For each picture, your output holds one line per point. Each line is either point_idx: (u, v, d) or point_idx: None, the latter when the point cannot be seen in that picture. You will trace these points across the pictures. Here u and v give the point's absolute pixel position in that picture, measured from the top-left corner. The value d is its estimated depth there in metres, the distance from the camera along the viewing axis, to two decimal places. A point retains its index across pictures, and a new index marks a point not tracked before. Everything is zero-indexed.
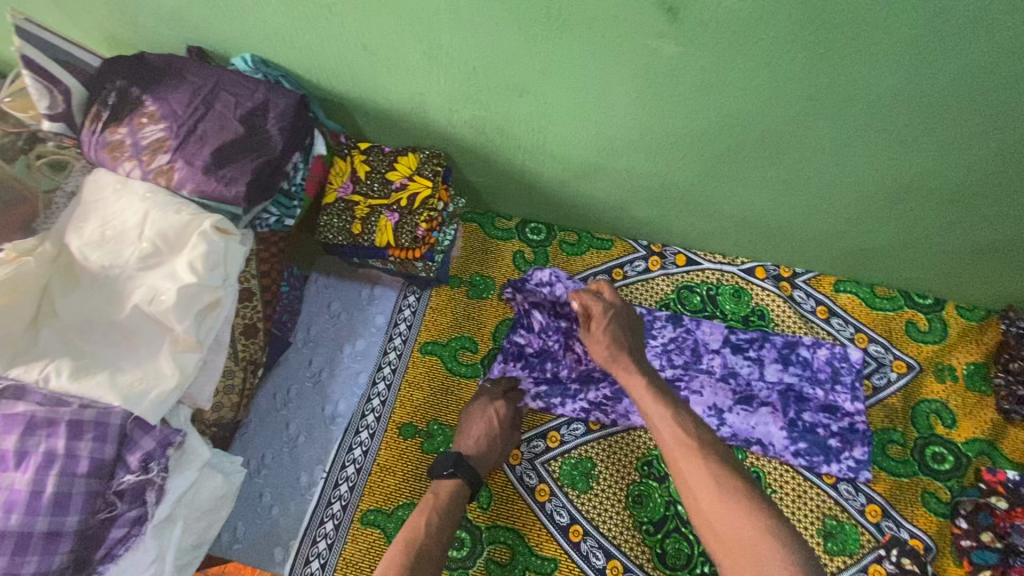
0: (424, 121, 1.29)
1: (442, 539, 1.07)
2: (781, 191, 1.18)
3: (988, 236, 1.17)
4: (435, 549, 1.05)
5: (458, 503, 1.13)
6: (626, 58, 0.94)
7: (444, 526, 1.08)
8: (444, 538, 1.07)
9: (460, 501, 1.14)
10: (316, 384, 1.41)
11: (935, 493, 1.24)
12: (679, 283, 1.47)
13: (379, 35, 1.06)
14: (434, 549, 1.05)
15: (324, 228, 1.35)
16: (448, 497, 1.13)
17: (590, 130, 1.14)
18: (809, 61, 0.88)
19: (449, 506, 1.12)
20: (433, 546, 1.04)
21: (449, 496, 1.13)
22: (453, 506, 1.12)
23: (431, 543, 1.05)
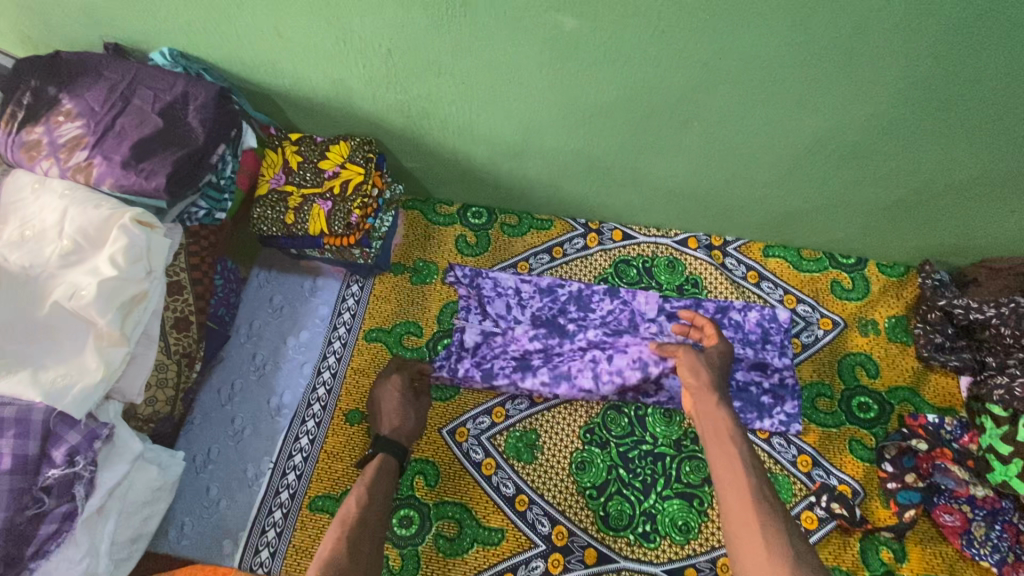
0: (351, 109, 1.30)
1: (377, 507, 1.08)
2: (698, 158, 1.24)
3: (890, 193, 1.24)
4: (373, 518, 1.06)
5: (388, 473, 1.15)
6: (529, 32, 0.99)
7: (376, 496, 1.09)
8: (378, 505, 1.08)
9: (391, 472, 1.16)
10: (261, 377, 1.40)
11: (861, 440, 1.31)
12: (616, 258, 1.53)
13: (293, 22, 1.08)
14: (371, 518, 1.06)
15: (257, 220, 1.35)
16: (377, 470, 1.15)
17: (510, 107, 1.18)
18: (697, 29, 0.93)
19: (381, 479, 1.14)
20: (368, 516, 1.05)
21: (377, 469, 1.15)
22: (383, 478, 1.14)
23: (367, 514, 1.06)
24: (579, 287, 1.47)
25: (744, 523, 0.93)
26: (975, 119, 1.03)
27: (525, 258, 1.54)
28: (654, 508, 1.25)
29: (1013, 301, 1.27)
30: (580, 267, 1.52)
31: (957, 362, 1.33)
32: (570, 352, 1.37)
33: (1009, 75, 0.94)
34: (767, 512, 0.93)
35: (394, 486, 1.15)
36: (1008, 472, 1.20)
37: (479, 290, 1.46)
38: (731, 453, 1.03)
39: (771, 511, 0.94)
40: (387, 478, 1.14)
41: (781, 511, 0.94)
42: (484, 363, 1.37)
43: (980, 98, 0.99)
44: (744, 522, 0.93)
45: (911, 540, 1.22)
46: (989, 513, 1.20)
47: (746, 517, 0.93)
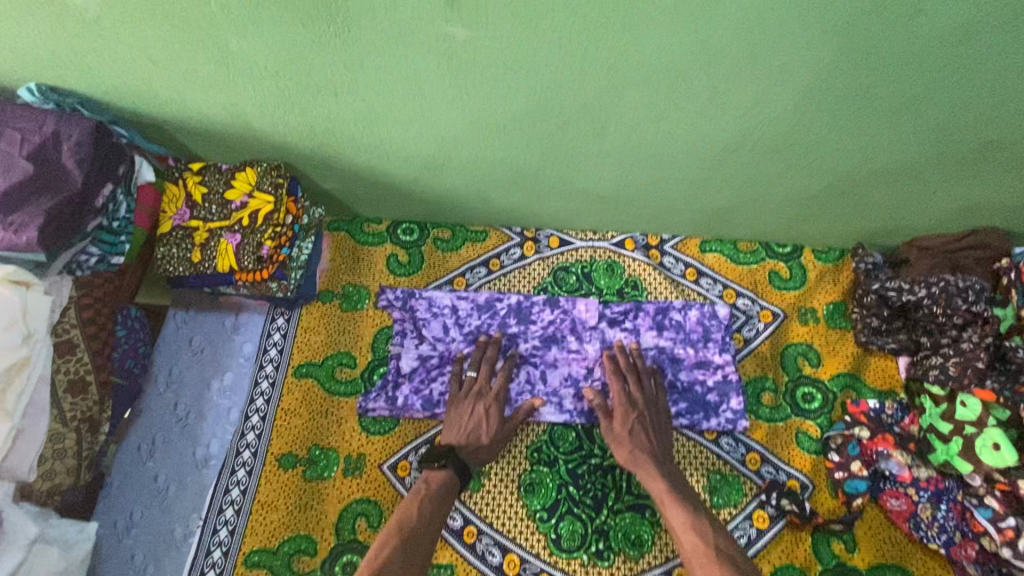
0: (252, 134, 1.21)
1: (431, 526, 1.08)
2: (621, 162, 1.20)
3: (817, 182, 1.22)
4: (425, 539, 1.06)
5: (448, 494, 1.15)
6: (421, 46, 0.92)
7: (433, 516, 1.10)
8: (433, 526, 1.09)
9: (452, 492, 1.16)
10: (184, 428, 1.31)
11: (807, 431, 1.30)
12: (554, 266, 1.48)
13: (165, 49, 0.99)
14: (424, 534, 1.06)
15: (162, 261, 1.26)
16: (441, 486, 1.15)
17: (421, 123, 1.12)
18: (593, 32, 0.88)
19: (441, 498, 1.14)
20: (423, 531, 1.06)
21: (440, 485, 1.15)
22: (444, 497, 1.14)
23: (421, 531, 1.06)
24: (517, 300, 1.41)
25: None
26: (887, 107, 1.01)
27: (461, 273, 1.47)
28: (607, 524, 1.22)
29: (943, 280, 1.27)
30: (519, 279, 1.47)
31: (895, 344, 1.33)
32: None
33: (913, 61, 0.92)
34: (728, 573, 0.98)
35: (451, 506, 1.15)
36: (949, 451, 1.22)
37: (412, 312, 1.40)
38: (680, 520, 1.08)
39: (732, 571, 0.98)
40: (446, 497, 1.14)
41: (741, 566, 1.00)
42: (424, 391, 1.33)
43: (889, 86, 0.97)
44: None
45: (861, 528, 1.22)
46: (934, 494, 1.21)
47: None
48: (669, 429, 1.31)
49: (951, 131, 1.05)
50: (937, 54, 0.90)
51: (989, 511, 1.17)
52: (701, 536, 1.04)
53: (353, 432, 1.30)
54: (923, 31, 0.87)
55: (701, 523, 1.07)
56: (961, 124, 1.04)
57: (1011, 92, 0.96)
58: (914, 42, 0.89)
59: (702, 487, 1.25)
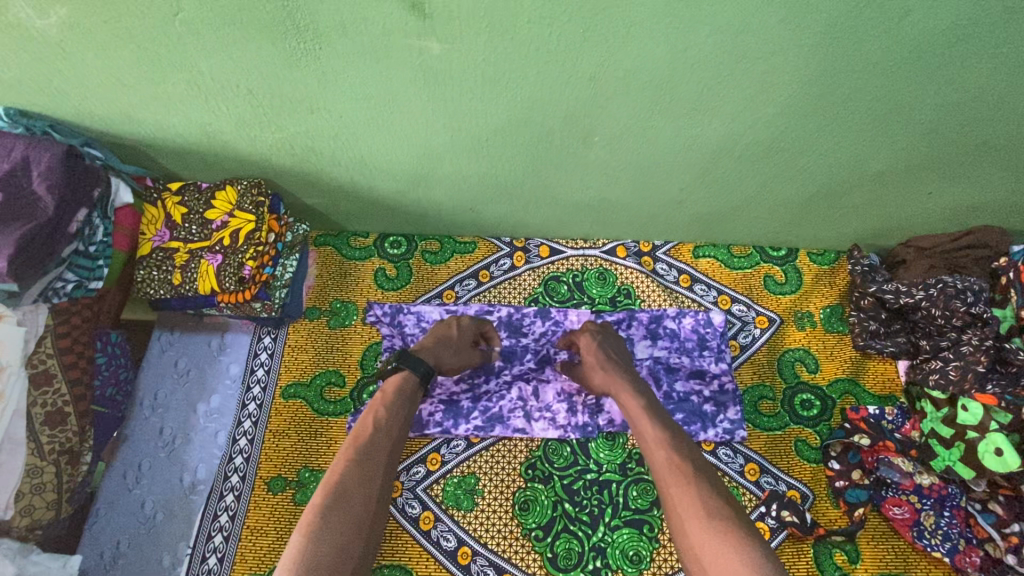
0: (229, 152, 1.18)
1: (389, 429, 1.02)
2: (609, 171, 1.17)
3: (809, 187, 1.19)
4: (386, 443, 1.00)
5: (405, 396, 1.09)
6: (395, 60, 0.90)
7: (392, 419, 1.04)
8: (392, 431, 1.03)
9: (410, 396, 1.10)
10: (171, 453, 1.28)
11: (806, 440, 1.27)
12: (545, 276, 1.45)
13: (133, 70, 0.96)
14: (384, 442, 1.00)
15: (142, 283, 1.23)
16: (396, 391, 1.09)
17: (401, 137, 1.09)
18: (573, 43, 0.86)
19: (398, 402, 1.08)
20: (381, 437, 1.00)
21: (395, 390, 1.09)
22: (403, 402, 1.08)
23: (381, 438, 1.00)
24: (507, 312, 1.39)
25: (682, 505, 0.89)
26: (877, 110, 0.98)
27: (450, 286, 1.45)
28: (604, 542, 1.19)
29: (940, 281, 1.26)
30: (509, 290, 1.44)
31: (894, 347, 1.30)
32: (496, 387, 1.32)
33: (902, 63, 0.89)
34: (702, 492, 0.89)
35: (412, 409, 1.09)
36: (952, 457, 1.18)
37: (401, 328, 1.37)
38: (653, 441, 0.99)
39: (704, 489, 0.90)
40: (404, 401, 1.08)
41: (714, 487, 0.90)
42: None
43: (879, 88, 0.94)
44: (686, 509, 0.88)
45: (864, 538, 1.20)
46: (937, 501, 1.19)
47: (685, 505, 0.89)
48: None
49: (945, 132, 1.02)
50: (927, 56, 0.88)
51: (993, 517, 1.17)
52: (674, 454, 0.95)
53: None
54: (913, 33, 0.84)
55: (676, 441, 0.98)
56: (954, 125, 1.01)
57: (1004, 91, 0.94)
58: (904, 44, 0.86)
59: None
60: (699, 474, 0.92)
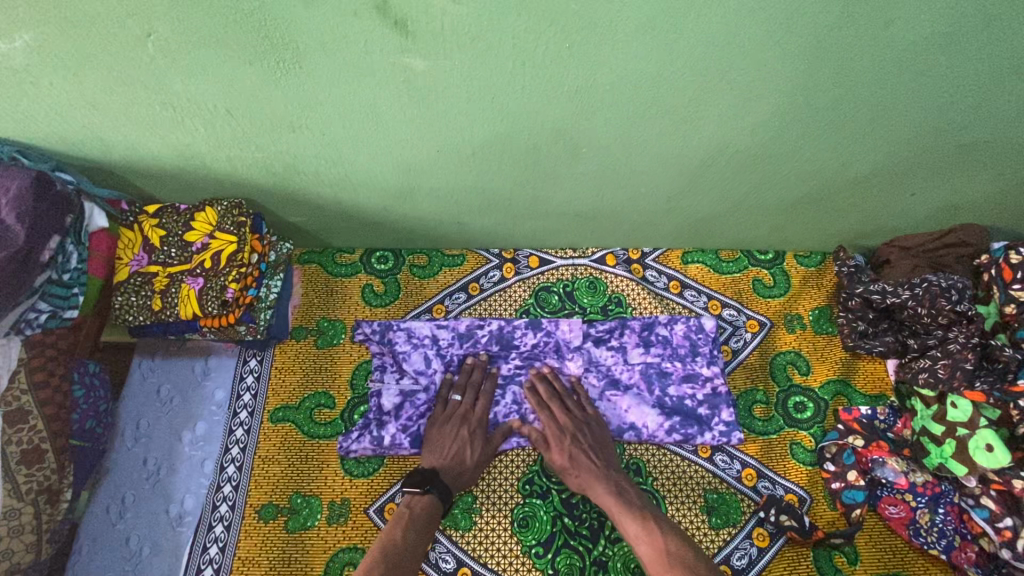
0: (208, 173, 1.14)
1: (412, 552, 1.06)
2: (598, 182, 1.16)
3: (796, 192, 1.20)
4: (406, 564, 1.04)
5: (429, 522, 1.12)
6: (379, 78, 0.88)
7: (416, 544, 1.07)
8: (414, 555, 1.06)
9: (433, 519, 1.12)
10: (156, 485, 1.23)
11: (801, 442, 1.28)
12: (536, 286, 1.44)
13: (105, 93, 0.93)
14: (406, 564, 1.03)
15: (120, 310, 1.19)
16: (422, 513, 1.12)
17: (386, 154, 1.07)
18: (558, 57, 0.85)
19: (422, 524, 1.11)
20: (404, 561, 1.03)
21: (423, 511, 1.12)
22: (424, 521, 1.11)
23: (405, 554, 1.04)
24: (499, 325, 1.36)
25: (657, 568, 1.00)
26: (861, 116, 0.99)
27: (440, 300, 1.43)
28: (605, 555, 1.18)
29: (926, 280, 1.27)
30: (500, 302, 1.42)
31: (882, 347, 1.31)
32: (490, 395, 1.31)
33: (887, 69, 0.89)
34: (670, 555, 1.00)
35: (432, 525, 1.12)
36: (944, 453, 1.20)
37: (392, 346, 1.34)
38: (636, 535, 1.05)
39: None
40: (427, 524, 1.11)
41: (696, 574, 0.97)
42: (412, 427, 1.26)
43: (861, 96, 0.94)
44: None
45: (861, 538, 1.20)
46: (931, 499, 1.19)
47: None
48: (663, 448, 1.27)
49: (927, 136, 1.03)
50: (910, 61, 0.88)
51: (987, 512, 1.16)
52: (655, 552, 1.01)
53: (336, 476, 1.24)
54: (896, 41, 0.84)
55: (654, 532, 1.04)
56: (936, 127, 1.02)
57: (984, 95, 0.95)
58: (887, 52, 0.86)
59: (699, 508, 1.22)
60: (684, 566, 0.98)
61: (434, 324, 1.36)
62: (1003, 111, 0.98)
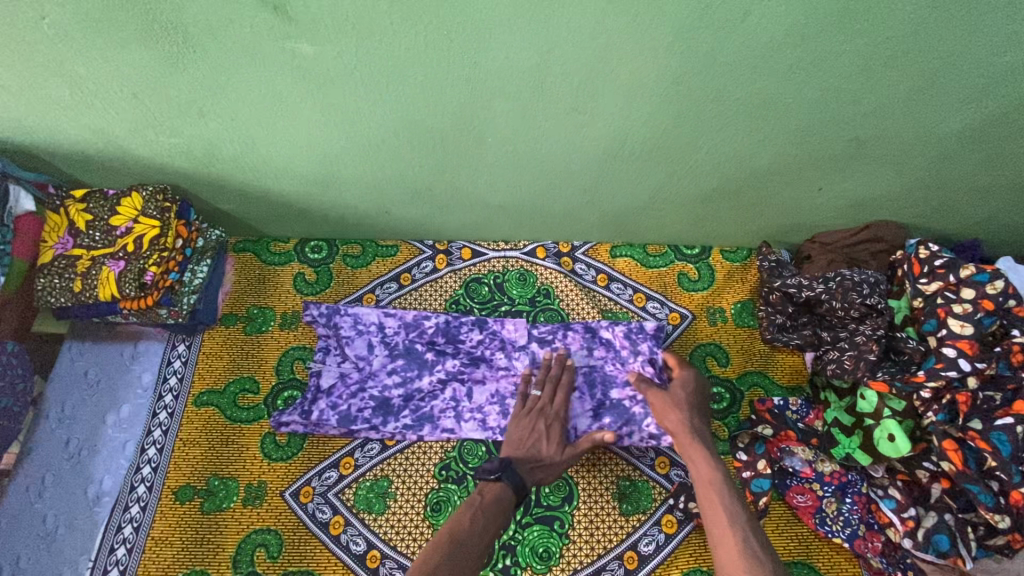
0: (130, 158, 1.17)
1: (479, 536, 1.01)
2: (511, 172, 1.19)
3: (706, 184, 1.22)
4: (474, 548, 0.99)
5: (499, 508, 1.07)
6: (273, 63, 0.90)
7: (485, 528, 1.03)
8: (481, 539, 1.01)
9: (505, 508, 1.08)
10: (76, 466, 1.25)
11: (716, 433, 1.29)
12: (466, 278, 1.46)
13: (11, 75, 0.95)
14: (473, 546, 0.99)
15: (43, 292, 1.21)
16: (492, 500, 1.07)
17: (299, 141, 1.10)
18: (440, 45, 0.87)
19: (491, 506, 1.07)
20: (470, 543, 0.99)
21: (494, 498, 1.08)
22: (497, 502, 1.07)
23: (470, 538, 1.00)
24: (444, 319, 1.37)
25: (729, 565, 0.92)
26: (748, 109, 1.02)
27: (371, 289, 1.45)
28: (514, 539, 1.19)
29: (840, 275, 1.30)
30: (430, 292, 1.45)
31: (799, 340, 1.32)
32: (430, 387, 1.31)
33: (758, 63, 0.92)
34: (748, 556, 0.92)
35: (503, 515, 1.07)
36: (852, 444, 1.22)
37: (337, 330, 1.35)
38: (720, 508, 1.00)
39: (761, 565, 0.90)
40: (497, 509, 1.06)
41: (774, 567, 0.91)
42: (341, 407, 1.28)
43: (745, 89, 0.97)
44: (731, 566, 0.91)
45: (768, 526, 1.22)
46: (838, 488, 1.21)
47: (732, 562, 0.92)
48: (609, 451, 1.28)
49: (820, 129, 1.06)
50: (779, 56, 0.91)
51: (893, 502, 1.19)
52: (737, 526, 0.97)
53: (255, 459, 1.26)
54: (759, 34, 0.87)
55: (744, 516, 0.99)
56: (826, 120, 1.04)
57: (864, 89, 0.98)
58: (754, 45, 0.89)
59: (611, 494, 1.24)
60: (765, 555, 0.93)
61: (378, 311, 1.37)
62: (888, 104, 1.01)
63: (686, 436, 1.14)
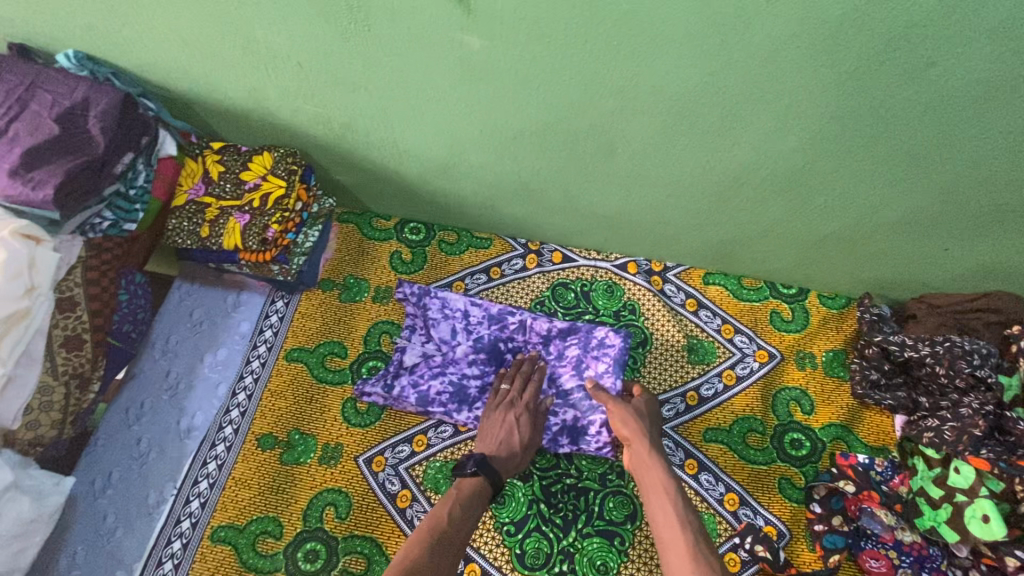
0: (273, 120, 1.24)
1: (461, 524, 1.03)
2: (630, 185, 1.20)
3: (829, 225, 1.20)
4: (455, 538, 1.00)
5: (476, 497, 1.09)
6: (441, 52, 0.95)
7: (464, 516, 1.05)
8: (464, 522, 1.04)
9: (482, 499, 1.10)
10: (172, 397, 1.33)
11: (790, 479, 1.26)
12: (554, 280, 1.48)
13: (196, 30, 1.03)
14: (454, 536, 1.00)
15: (172, 232, 1.29)
16: (469, 490, 1.09)
17: (434, 128, 1.14)
18: (607, 54, 0.90)
19: (471, 501, 1.08)
20: (452, 530, 1.01)
21: (471, 489, 1.10)
22: (474, 500, 1.08)
23: (451, 527, 1.01)
24: (529, 316, 1.36)
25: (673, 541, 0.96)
26: (898, 156, 1.00)
27: (461, 277, 1.48)
28: (573, 547, 1.20)
29: (949, 339, 1.24)
30: (518, 290, 1.47)
31: (892, 401, 1.28)
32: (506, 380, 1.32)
33: (926, 110, 0.91)
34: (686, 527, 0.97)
35: (481, 514, 1.08)
36: (937, 517, 1.17)
37: (425, 310, 1.37)
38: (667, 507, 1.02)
39: (714, 570, 0.90)
40: (476, 499, 1.09)
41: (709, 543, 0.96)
42: (421, 386, 1.31)
43: (898, 136, 0.96)
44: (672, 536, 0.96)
45: None
46: (916, 560, 1.16)
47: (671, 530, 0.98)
48: None
49: (964, 186, 1.04)
50: (953, 107, 0.90)
51: None
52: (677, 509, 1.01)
53: (335, 421, 1.31)
54: (937, 83, 0.87)
55: (701, 537, 0.96)
56: (973, 179, 1.02)
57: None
58: (929, 92, 0.88)
59: None
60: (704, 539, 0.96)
61: (462, 298, 1.38)
62: None
63: (642, 447, 1.11)
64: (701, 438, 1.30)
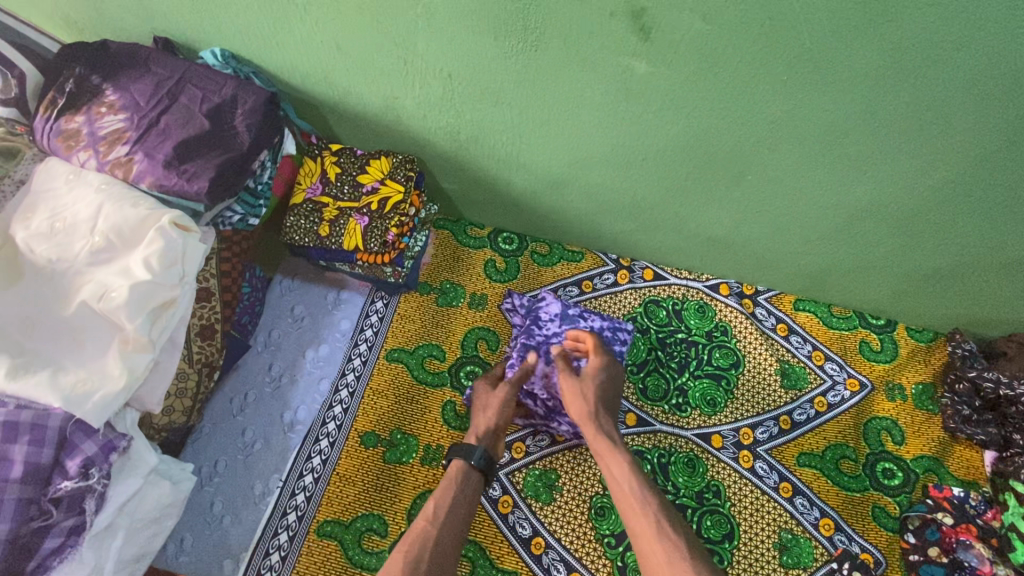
0: (399, 126, 1.27)
1: (445, 522, 0.97)
2: (746, 211, 1.23)
3: (940, 262, 1.23)
4: (442, 537, 0.94)
5: (462, 490, 1.04)
6: (604, 74, 0.99)
7: (448, 511, 0.99)
8: (451, 519, 0.98)
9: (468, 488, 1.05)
10: (276, 389, 1.35)
11: (884, 507, 1.29)
12: (646, 297, 1.50)
13: (355, 39, 1.07)
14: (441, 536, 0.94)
15: (291, 230, 1.31)
16: (452, 484, 1.05)
17: (566, 144, 1.17)
18: (773, 87, 0.93)
19: (456, 492, 1.03)
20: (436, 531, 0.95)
21: (452, 481, 1.05)
22: (457, 488, 1.04)
23: (439, 525, 0.96)
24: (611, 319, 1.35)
25: (642, 533, 0.91)
26: None
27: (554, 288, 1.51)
28: None
29: None
30: (610, 303, 1.50)
31: (983, 436, 1.31)
32: None
33: None
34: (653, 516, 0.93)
35: (469, 504, 1.03)
36: None
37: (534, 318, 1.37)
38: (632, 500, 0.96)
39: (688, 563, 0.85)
40: (462, 491, 1.04)
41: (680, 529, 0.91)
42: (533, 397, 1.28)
43: None
44: (642, 530, 0.92)
45: None
46: None
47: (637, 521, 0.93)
48: (751, 485, 1.30)
49: None
50: None
51: None
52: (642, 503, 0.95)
53: (436, 423, 1.33)
54: None
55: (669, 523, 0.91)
56: None
57: None
58: None
59: (771, 543, 1.25)
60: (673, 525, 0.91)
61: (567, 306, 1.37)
62: None
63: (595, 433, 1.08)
64: (795, 462, 1.33)
